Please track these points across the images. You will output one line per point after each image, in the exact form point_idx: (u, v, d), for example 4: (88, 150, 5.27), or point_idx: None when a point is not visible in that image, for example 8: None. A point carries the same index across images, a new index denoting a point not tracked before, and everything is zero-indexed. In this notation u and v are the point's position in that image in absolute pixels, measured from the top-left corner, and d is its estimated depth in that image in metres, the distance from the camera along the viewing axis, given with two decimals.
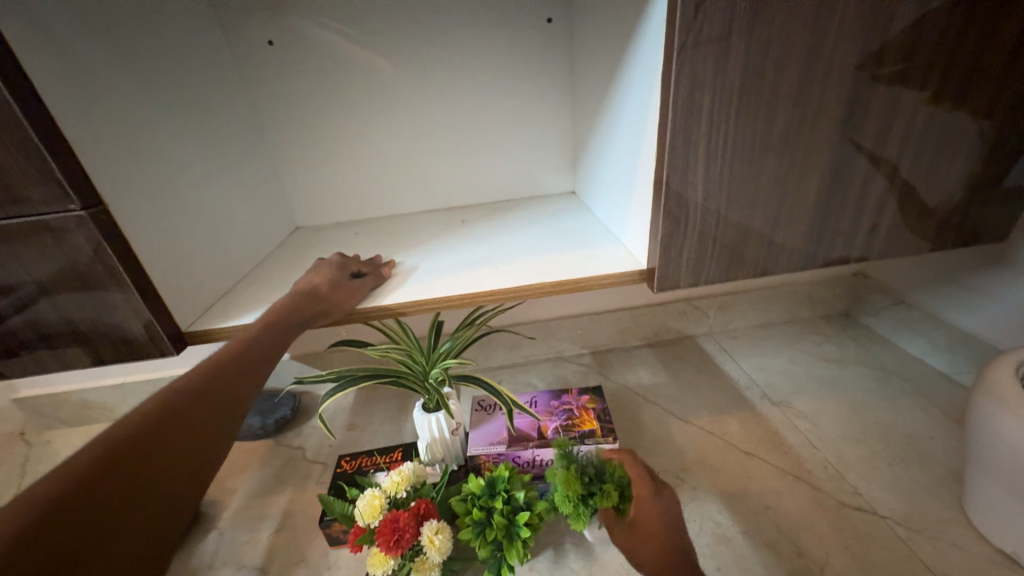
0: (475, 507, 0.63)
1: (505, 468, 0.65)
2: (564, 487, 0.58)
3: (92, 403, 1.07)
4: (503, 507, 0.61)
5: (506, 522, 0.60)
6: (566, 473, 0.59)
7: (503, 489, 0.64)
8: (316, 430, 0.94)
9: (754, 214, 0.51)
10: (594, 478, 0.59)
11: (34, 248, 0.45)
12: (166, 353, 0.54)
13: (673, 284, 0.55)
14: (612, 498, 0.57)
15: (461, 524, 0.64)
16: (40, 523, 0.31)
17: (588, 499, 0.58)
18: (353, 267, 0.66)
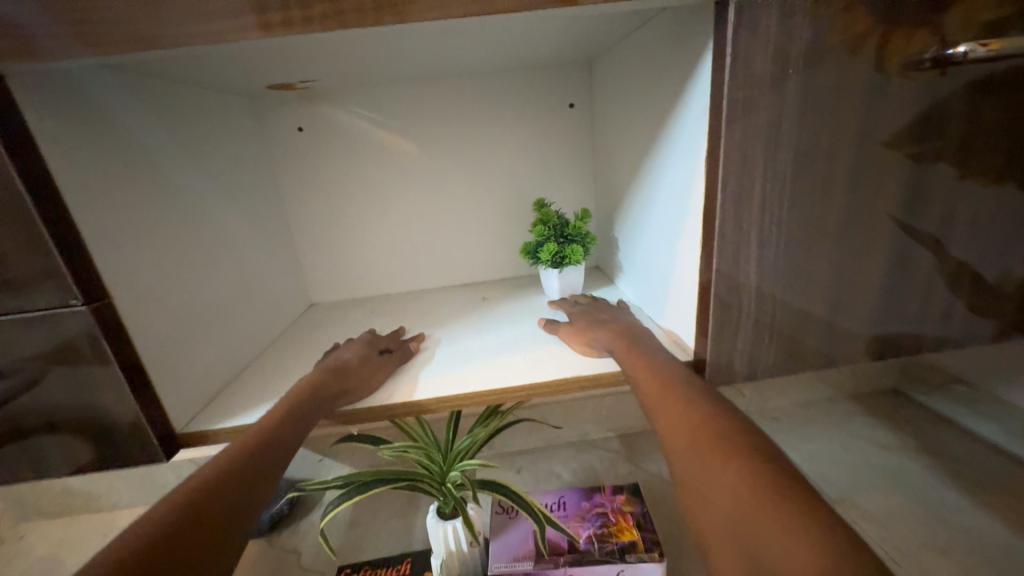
0: None
1: None
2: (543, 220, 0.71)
3: (77, 492, 0.98)
4: None
5: None
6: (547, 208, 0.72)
7: None
8: (314, 530, 0.84)
9: (814, 302, 0.47)
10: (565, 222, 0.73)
11: (27, 341, 0.41)
12: (155, 460, 0.47)
13: (726, 377, 0.49)
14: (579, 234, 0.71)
15: None
16: None
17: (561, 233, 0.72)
18: (381, 344, 0.63)
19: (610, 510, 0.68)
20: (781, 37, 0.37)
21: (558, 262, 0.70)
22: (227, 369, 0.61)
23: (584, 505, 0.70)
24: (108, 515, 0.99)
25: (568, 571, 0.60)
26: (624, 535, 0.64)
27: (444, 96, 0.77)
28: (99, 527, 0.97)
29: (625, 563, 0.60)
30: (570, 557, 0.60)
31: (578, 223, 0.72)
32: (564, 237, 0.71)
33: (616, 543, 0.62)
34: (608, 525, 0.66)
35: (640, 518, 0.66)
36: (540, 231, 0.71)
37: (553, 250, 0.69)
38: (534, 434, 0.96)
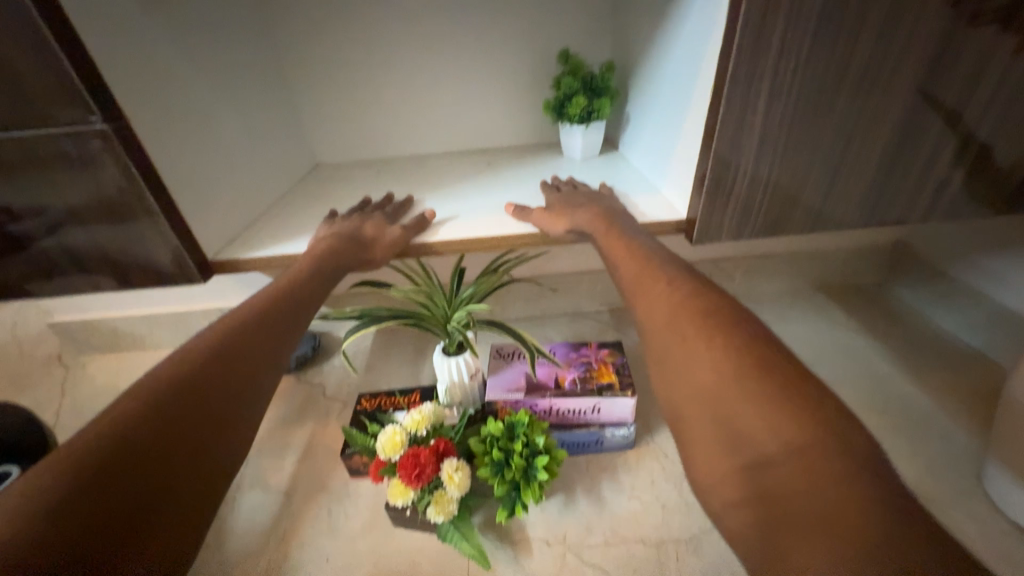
0: (494, 449, 0.64)
1: (525, 414, 0.66)
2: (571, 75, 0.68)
3: (121, 333, 1.09)
4: (523, 450, 0.63)
5: (523, 464, 0.62)
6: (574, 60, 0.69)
7: (523, 433, 0.65)
8: (335, 370, 0.96)
9: (813, 162, 0.48)
10: (591, 75, 0.70)
11: (66, 173, 0.48)
12: (194, 280, 0.57)
13: (715, 235, 0.53)
14: (607, 85, 0.69)
15: (478, 464, 0.65)
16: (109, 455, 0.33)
17: (588, 87, 0.69)
18: (398, 214, 0.61)
19: (594, 359, 0.77)
20: None
21: (586, 117, 0.70)
22: (243, 215, 0.66)
23: (571, 354, 0.79)
24: (152, 353, 1.12)
25: (553, 401, 0.70)
26: (603, 377, 0.74)
27: None
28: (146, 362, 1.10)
29: (602, 397, 0.70)
30: (555, 391, 0.71)
31: (605, 75, 0.69)
32: (591, 90, 0.69)
33: (596, 383, 0.72)
34: (591, 370, 0.75)
35: (619, 367, 0.76)
36: (568, 85, 0.68)
37: (582, 104, 0.68)
38: (532, 303, 1.04)
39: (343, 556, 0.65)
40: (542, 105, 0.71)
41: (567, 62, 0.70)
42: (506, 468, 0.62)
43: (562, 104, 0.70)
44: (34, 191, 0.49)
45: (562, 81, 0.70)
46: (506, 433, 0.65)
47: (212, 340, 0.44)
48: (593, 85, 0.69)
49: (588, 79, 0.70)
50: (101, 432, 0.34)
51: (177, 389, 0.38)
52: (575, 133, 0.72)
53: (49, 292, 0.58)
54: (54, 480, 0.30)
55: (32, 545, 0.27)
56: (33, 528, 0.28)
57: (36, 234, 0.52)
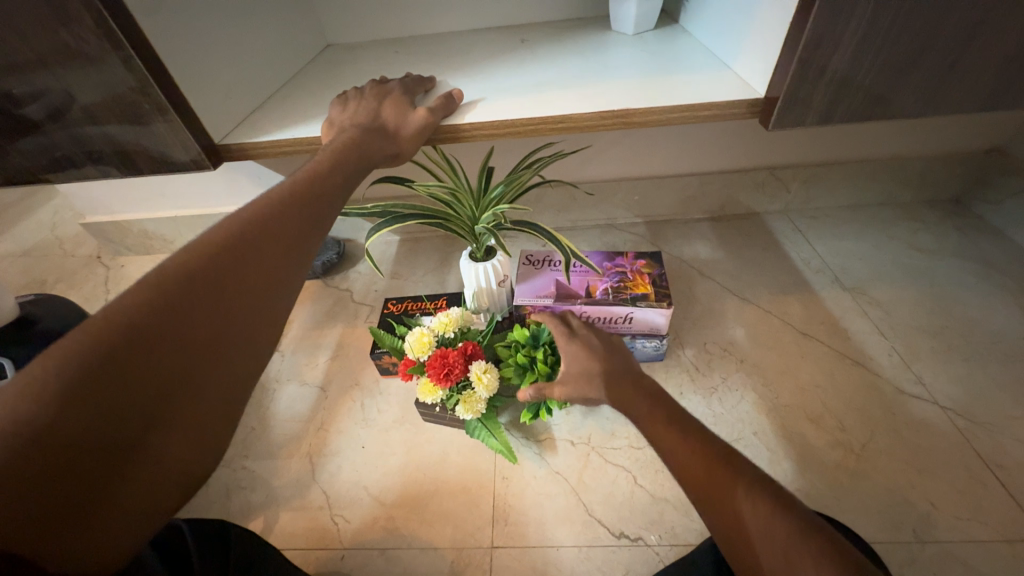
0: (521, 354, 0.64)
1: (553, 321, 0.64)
2: None
3: (152, 234, 1.10)
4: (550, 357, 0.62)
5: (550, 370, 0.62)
6: None
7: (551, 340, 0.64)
8: (361, 275, 0.95)
9: (946, 18, 0.37)
10: None
11: (48, 39, 0.42)
12: (205, 167, 0.53)
13: (797, 120, 0.44)
14: None
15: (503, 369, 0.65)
16: (124, 348, 0.30)
17: None
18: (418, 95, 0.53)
19: (629, 270, 0.73)
20: None
21: None
22: (250, 97, 0.59)
23: (605, 264, 0.74)
24: None
25: (583, 309, 0.67)
26: (638, 288, 0.69)
27: None
28: None
29: (636, 307, 0.67)
30: (586, 299, 0.67)
31: None
32: None
33: (629, 294, 0.68)
34: (625, 280, 0.71)
35: (656, 278, 0.71)
36: None
37: None
38: (563, 212, 0.97)
39: (376, 445, 0.69)
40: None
41: None
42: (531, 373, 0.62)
43: None
44: (20, 65, 0.43)
45: None
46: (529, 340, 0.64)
47: (234, 226, 0.38)
48: None
49: None
50: (111, 315, 0.31)
51: (194, 282, 0.34)
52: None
53: (68, 184, 0.56)
54: (66, 363, 0.28)
55: (39, 430, 0.27)
56: (36, 408, 0.27)
57: (38, 119, 0.48)
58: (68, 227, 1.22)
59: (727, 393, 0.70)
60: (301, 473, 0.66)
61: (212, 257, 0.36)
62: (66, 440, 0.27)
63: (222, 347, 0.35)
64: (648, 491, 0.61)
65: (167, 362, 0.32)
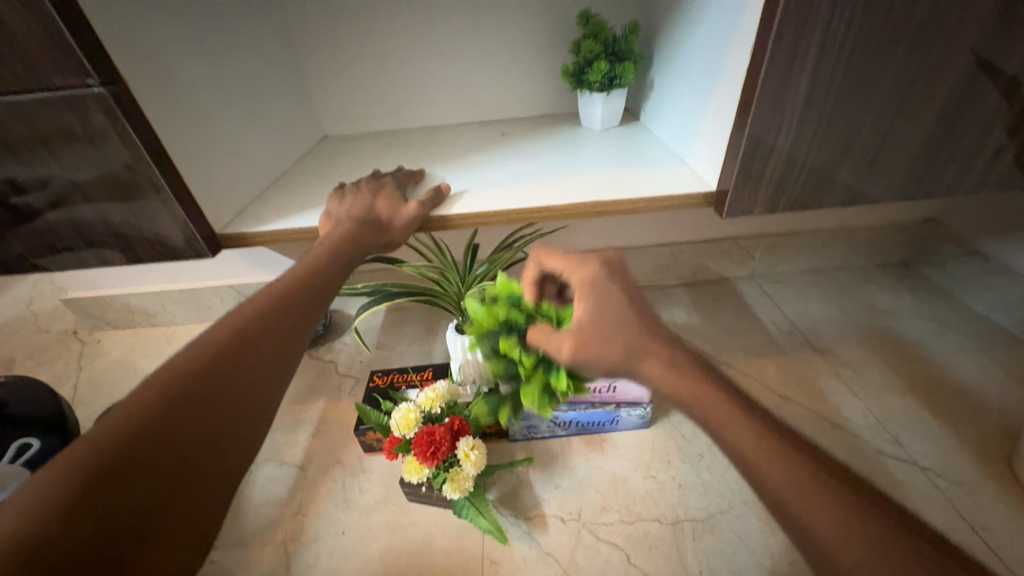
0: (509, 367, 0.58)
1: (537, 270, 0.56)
2: (592, 40, 0.65)
3: (134, 308, 1.09)
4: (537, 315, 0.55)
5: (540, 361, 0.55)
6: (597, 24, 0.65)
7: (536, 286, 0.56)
8: (347, 346, 0.96)
9: (859, 129, 0.44)
10: (614, 38, 0.66)
11: (67, 141, 0.46)
12: (202, 255, 0.55)
13: (747, 209, 0.50)
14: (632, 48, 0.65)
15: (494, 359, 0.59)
16: (129, 452, 0.30)
17: (611, 52, 0.65)
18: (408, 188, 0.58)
19: None
20: None
21: (607, 85, 0.66)
22: (249, 187, 0.64)
23: None
24: (166, 328, 1.12)
25: None
26: None
27: None
28: (161, 337, 1.10)
29: (618, 376, 0.68)
30: None
31: (629, 38, 0.65)
32: (614, 54, 0.65)
33: None
34: None
35: None
36: (589, 50, 0.65)
37: (604, 70, 0.64)
38: None
39: (357, 530, 0.65)
40: (561, 73, 0.68)
41: (586, 26, 0.66)
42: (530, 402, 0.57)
43: (582, 71, 0.67)
44: (33, 158, 0.47)
45: (582, 47, 0.66)
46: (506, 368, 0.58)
47: (233, 326, 0.41)
48: (616, 50, 0.65)
49: (612, 43, 0.66)
50: (115, 423, 0.31)
51: (196, 381, 0.36)
52: (598, 102, 0.68)
53: (62, 269, 0.57)
54: (69, 475, 0.28)
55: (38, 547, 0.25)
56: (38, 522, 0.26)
57: (41, 207, 0.50)
58: (46, 303, 1.20)
59: (714, 460, 0.71)
60: (275, 565, 0.62)
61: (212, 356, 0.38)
62: (68, 556, 0.26)
63: (225, 439, 0.35)
64: (642, 571, 0.58)
65: (170, 460, 0.32)
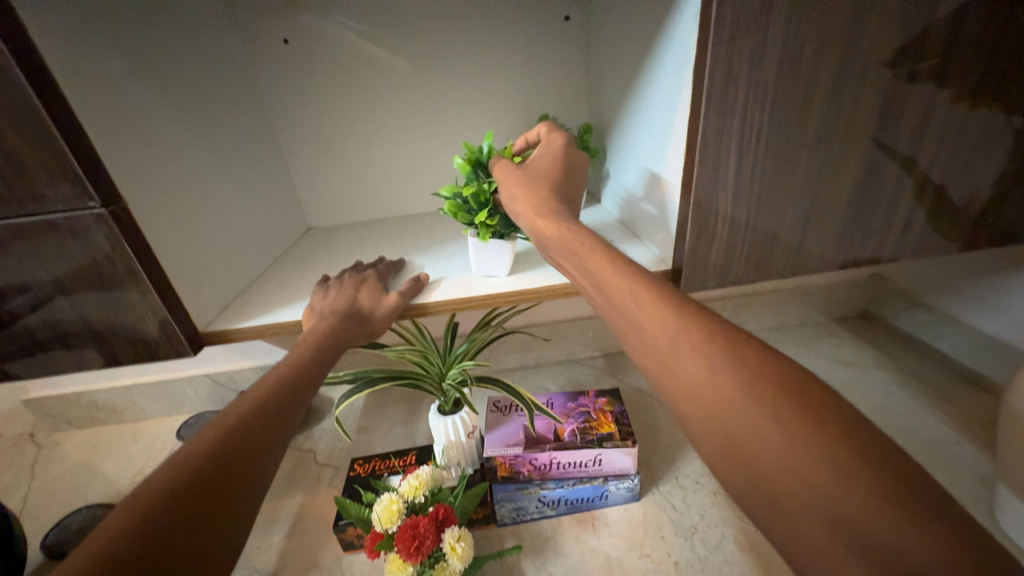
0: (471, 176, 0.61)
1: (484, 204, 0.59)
2: None
3: (101, 405, 1.04)
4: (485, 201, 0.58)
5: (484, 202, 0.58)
6: None
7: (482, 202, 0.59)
8: (326, 433, 0.93)
9: (786, 214, 0.51)
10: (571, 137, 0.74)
11: (55, 247, 0.46)
12: (183, 353, 0.55)
13: (702, 284, 0.54)
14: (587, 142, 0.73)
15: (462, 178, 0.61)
16: None
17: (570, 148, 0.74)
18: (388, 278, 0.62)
19: (592, 408, 0.76)
20: None
21: None
22: (234, 283, 0.66)
23: (569, 404, 0.78)
24: (133, 425, 1.07)
25: (553, 454, 0.68)
26: (603, 427, 0.72)
27: (434, 11, 0.74)
28: (126, 434, 1.04)
29: (603, 448, 0.68)
30: (554, 444, 0.69)
31: (584, 136, 0.74)
32: None
33: (595, 434, 0.71)
34: (589, 420, 0.74)
35: (619, 415, 0.74)
36: None
37: None
38: (526, 352, 1.03)
39: None
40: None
41: None
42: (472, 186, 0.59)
43: None
44: (18, 264, 0.46)
45: None
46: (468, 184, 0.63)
47: (234, 417, 0.44)
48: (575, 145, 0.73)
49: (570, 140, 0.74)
50: (95, 554, 0.30)
51: (180, 493, 0.36)
52: None
53: (30, 376, 0.54)
54: None
55: None
56: None
57: (19, 311, 0.49)
58: None
59: (707, 532, 0.69)
60: None
61: (214, 445, 0.40)
62: None
63: (219, 534, 0.36)
64: None
65: None
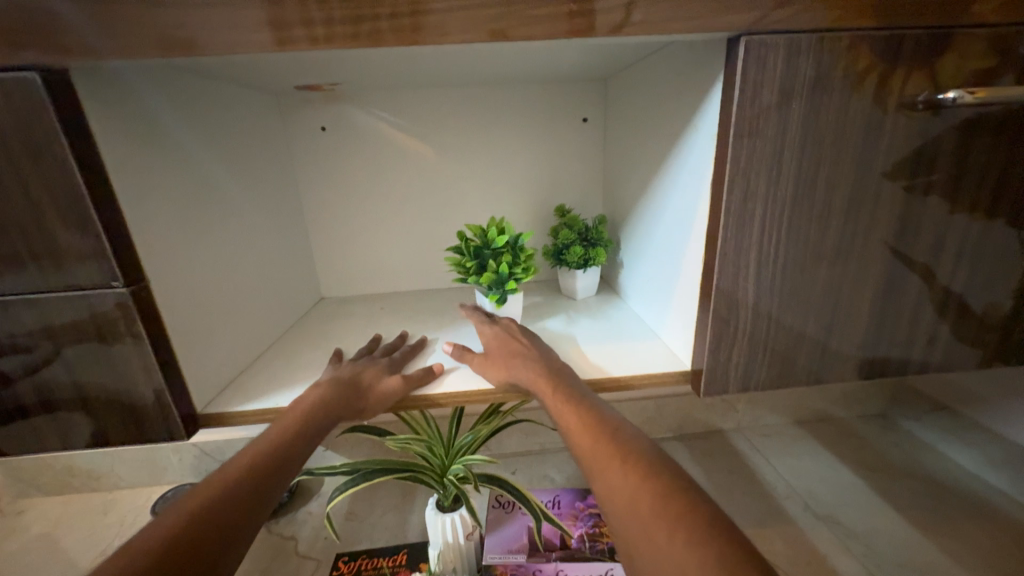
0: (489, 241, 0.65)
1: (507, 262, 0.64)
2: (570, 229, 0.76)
3: (77, 470, 0.98)
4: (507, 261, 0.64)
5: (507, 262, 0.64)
6: (573, 216, 0.77)
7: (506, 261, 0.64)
8: (311, 518, 0.85)
9: (807, 320, 0.50)
10: (586, 229, 0.77)
11: (67, 317, 0.45)
12: (175, 436, 0.51)
13: (723, 388, 0.52)
14: (600, 234, 0.76)
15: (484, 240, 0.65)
16: None
17: (584, 238, 0.77)
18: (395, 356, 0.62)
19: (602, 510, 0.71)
20: (784, 85, 0.41)
21: (584, 264, 0.76)
22: (239, 358, 0.64)
23: (578, 504, 0.72)
24: (106, 495, 0.99)
25: (559, 566, 0.64)
26: None
27: (463, 108, 0.80)
28: (97, 506, 0.96)
29: (615, 561, 0.63)
30: (561, 553, 0.65)
31: (599, 228, 0.77)
32: (586, 240, 0.76)
33: (606, 542, 0.66)
34: (600, 524, 0.69)
35: None
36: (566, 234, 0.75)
37: (581, 253, 0.74)
38: (531, 437, 0.98)
39: None
40: (542, 253, 0.77)
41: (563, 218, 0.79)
42: (503, 260, 0.64)
43: (561, 252, 0.76)
44: (26, 329, 0.45)
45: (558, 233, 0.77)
46: (474, 263, 0.65)
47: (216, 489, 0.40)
48: (588, 236, 0.76)
49: (584, 230, 0.77)
50: None
51: None
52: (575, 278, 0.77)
53: (9, 449, 0.51)
54: None
55: None
56: None
57: (14, 376, 0.47)
58: None
59: None
60: None
61: (177, 538, 0.35)
62: None
63: None
64: None
65: None
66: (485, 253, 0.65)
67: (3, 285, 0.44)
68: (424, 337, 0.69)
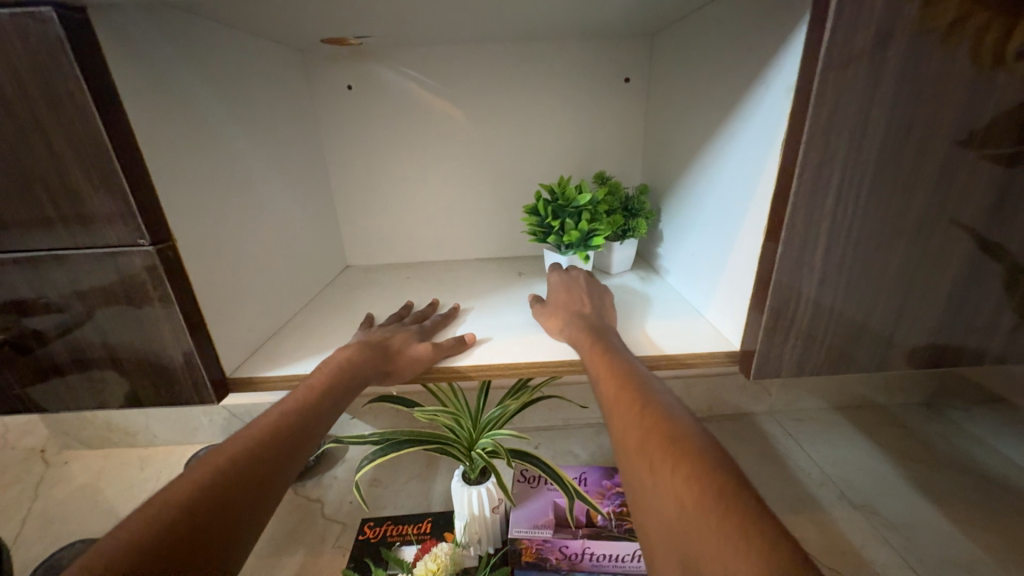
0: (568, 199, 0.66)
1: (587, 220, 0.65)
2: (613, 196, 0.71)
3: (116, 427, 1.02)
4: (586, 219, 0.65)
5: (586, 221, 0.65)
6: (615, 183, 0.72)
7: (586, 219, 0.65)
8: (337, 482, 0.87)
9: (877, 301, 0.45)
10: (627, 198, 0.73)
11: (96, 276, 0.44)
12: (205, 399, 0.51)
13: (775, 371, 0.48)
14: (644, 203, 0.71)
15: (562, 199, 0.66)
16: None
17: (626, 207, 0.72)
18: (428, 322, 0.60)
19: None
20: (881, 27, 0.35)
21: (622, 235, 0.71)
22: (267, 325, 0.63)
23: (605, 482, 0.71)
24: (143, 451, 1.03)
25: (586, 543, 0.62)
26: None
27: (495, 66, 0.75)
28: (135, 461, 1.00)
29: None
30: (587, 530, 0.64)
31: (641, 198, 0.72)
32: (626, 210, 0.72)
33: None
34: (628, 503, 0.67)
35: None
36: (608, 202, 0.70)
37: (620, 222, 0.70)
38: (555, 413, 0.96)
39: None
40: None
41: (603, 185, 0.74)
42: (584, 216, 0.64)
43: None
44: (56, 288, 0.45)
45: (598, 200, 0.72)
46: (554, 222, 0.66)
47: (240, 446, 0.39)
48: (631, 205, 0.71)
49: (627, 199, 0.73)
50: None
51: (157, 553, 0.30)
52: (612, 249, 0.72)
53: (45, 405, 0.51)
54: None
55: None
56: None
57: (46, 334, 0.47)
58: None
59: None
60: None
61: (205, 489, 0.34)
62: None
63: None
64: None
65: None
66: (565, 211, 0.66)
67: (32, 241, 0.43)
68: (456, 305, 0.67)
